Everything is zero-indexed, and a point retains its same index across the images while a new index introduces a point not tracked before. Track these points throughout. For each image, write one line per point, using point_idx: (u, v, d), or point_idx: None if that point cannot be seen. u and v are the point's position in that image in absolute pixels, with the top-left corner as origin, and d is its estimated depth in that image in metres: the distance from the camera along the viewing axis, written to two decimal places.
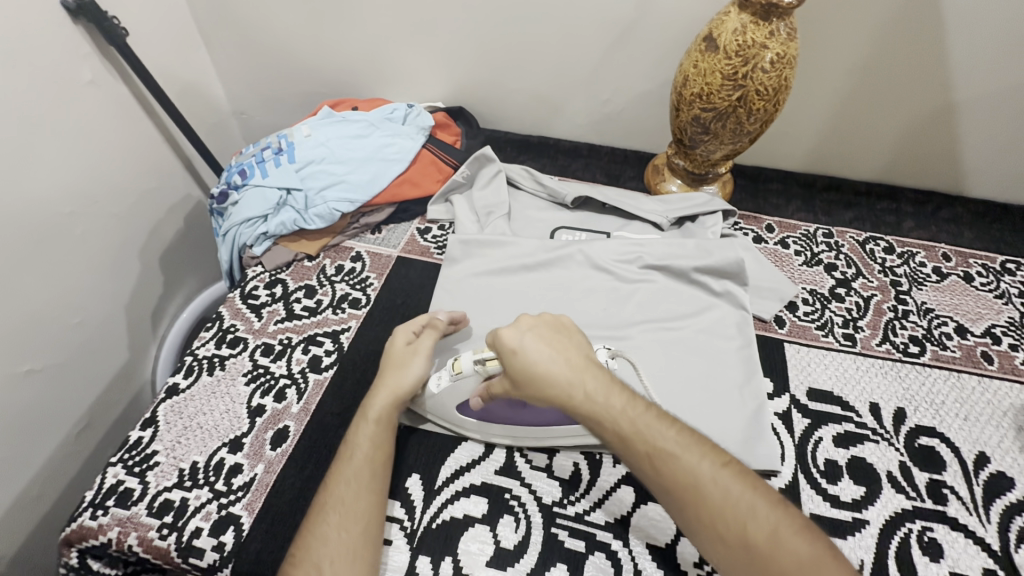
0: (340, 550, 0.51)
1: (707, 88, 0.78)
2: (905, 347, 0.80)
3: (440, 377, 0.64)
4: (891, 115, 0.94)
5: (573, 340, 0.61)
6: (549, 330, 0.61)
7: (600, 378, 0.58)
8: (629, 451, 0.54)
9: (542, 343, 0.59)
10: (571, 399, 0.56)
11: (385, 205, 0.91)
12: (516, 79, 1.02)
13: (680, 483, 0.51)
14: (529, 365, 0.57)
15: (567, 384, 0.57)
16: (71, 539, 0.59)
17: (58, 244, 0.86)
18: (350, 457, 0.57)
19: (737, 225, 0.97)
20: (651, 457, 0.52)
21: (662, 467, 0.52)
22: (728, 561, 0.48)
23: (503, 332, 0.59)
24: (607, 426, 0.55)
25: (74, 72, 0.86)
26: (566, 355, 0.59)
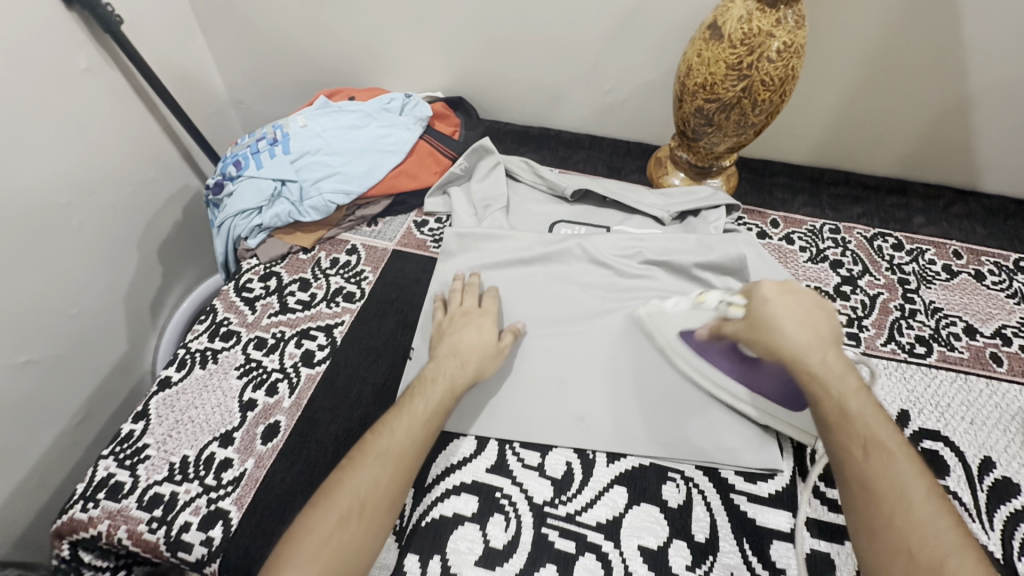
0: (382, 494, 0.53)
1: (710, 79, 0.75)
2: (911, 347, 0.78)
3: (679, 301, 0.71)
4: (904, 106, 0.91)
5: (832, 322, 0.57)
6: (816, 301, 0.58)
7: (841, 361, 0.53)
8: (836, 433, 0.49)
9: (801, 310, 0.56)
10: (803, 358, 0.53)
11: (381, 198, 0.90)
12: (516, 69, 1.00)
13: (881, 486, 0.45)
14: (777, 317, 0.56)
15: (805, 349, 0.53)
16: (62, 531, 0.59)
17: (55, 235, 0.86)
18: (414, 408, 0.59)
19: (741, 220, 0.94)
20: (866, 449, 0.47)
21: (871, 463, 0.46)
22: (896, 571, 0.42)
23: (766, 284, 0.59)
24: (822, 399, 0.51)
25: (68, 60, 0.85)
26: (819, 325, 0.55)
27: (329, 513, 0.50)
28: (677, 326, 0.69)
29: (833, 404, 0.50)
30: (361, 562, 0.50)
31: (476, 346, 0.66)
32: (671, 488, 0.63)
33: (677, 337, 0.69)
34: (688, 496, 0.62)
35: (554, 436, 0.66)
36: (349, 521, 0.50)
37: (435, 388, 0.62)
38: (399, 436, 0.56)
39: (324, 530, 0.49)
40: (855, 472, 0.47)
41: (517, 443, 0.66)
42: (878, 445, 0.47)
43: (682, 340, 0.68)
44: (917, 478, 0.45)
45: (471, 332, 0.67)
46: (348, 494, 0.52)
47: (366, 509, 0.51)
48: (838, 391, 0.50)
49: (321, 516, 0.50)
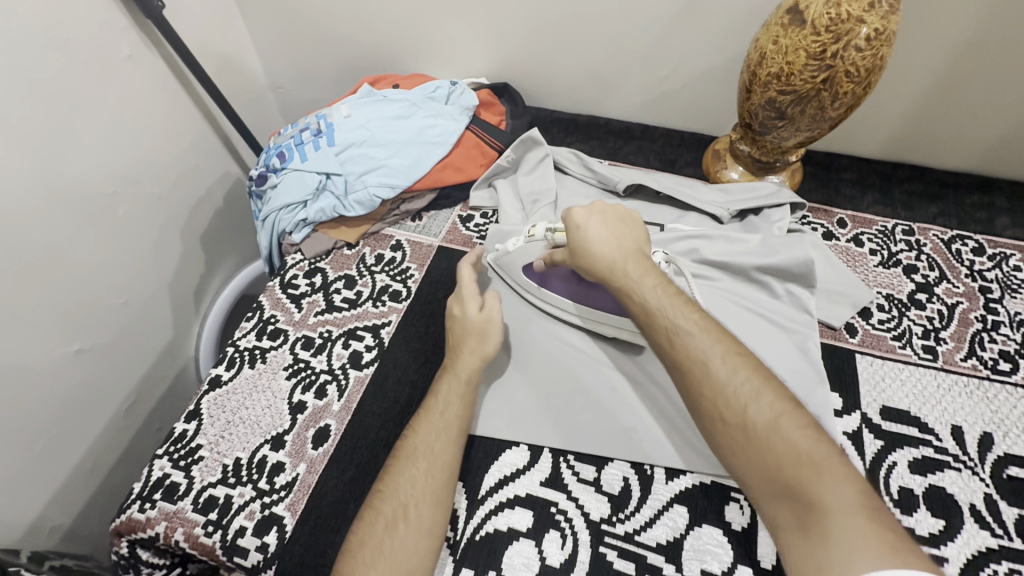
0: (425, 493, 0.52)
1: (787, 68, 0.69)
2: (994, 363, 0.72)
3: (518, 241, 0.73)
4: (994, 96, 0.82)
5: (636, 231, 0.64)
6: (620, 219, 0.65)
7: (642, 265, 0.60)
8: (650, 332, 0.56)
9: (606, 229, 0.63)
10: (611, 269, 0.60)
11: (426, 191, 0.87)
12: (568, 54, 0.94)
13: (688, 367, 0.51)
14: (587, 242, 0.63)
15: (612, 263, 0.61)
16: (122, 529, 0.59)
17: (103, 226, 0.86)
18: (436, 408, 0.58)
19: (805, 219, 0.88)
20: (670, 340, 0.53)
21: (676, 350, 0.52)
22: (721, 435, 0.47)
23: (572, 210, 0.66)
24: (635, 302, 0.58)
25: (112, 47, 0.83)
26: (620, 238, 0.63)
27: (375, 521, 0.51)
28: (518, 261, 0.73)
29: (637, 305, 0.57)
30: (419, 566, 0.49)
31: (467, 329, 0.64)
32: (734, 510, 0.59)
33: (520, 272, 0.73)
34: (753, 519, 0.59)
35: (611, 449, 0.63)
36: (395, 525, 0.50)
37: (454, 383, 0.61)
38: (426, 437, 0.56)
39: (373, 538, 0.50)
40: (671, 364, 0.53)
41: (571, 456, 0.64)
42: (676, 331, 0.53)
43: (524, 275, 0.73)
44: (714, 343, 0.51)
45: (457, 320, 0.66)
46: (391, 500, 0.52)
47: (410, 510, 0.51)
48: (642, 292, 0.57)
49: (369, 524, 0.51)
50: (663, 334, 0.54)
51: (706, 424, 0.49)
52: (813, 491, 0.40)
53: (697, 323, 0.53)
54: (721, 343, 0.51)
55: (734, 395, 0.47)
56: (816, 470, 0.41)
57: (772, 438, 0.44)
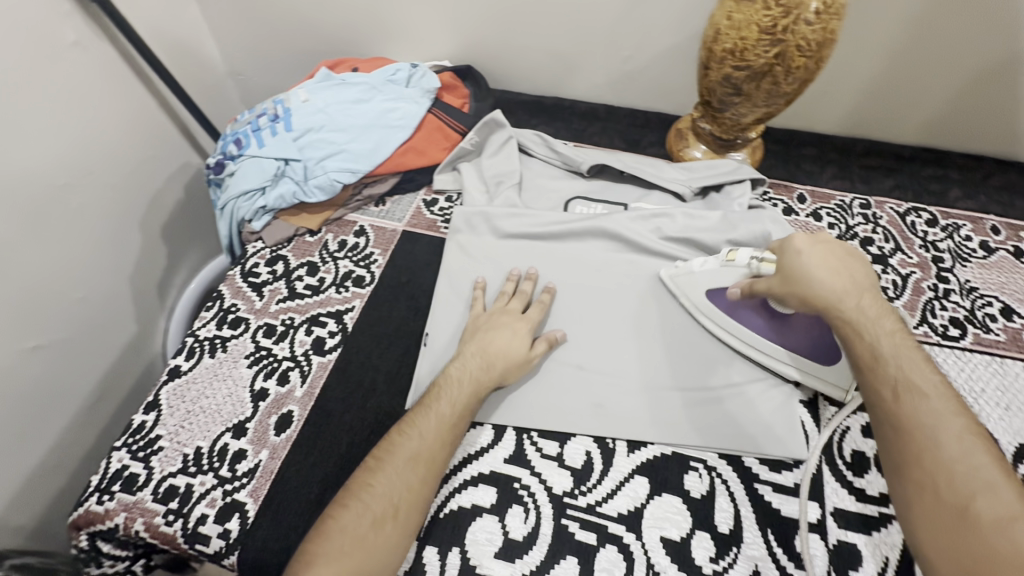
0: (414, 496, 0.52)
1: (741, 44, 0.69)
2: (945, 329, 0.74)
3: (706, 261, 0.70)
4: (945, 70, 0.84)
5: (863, 271, 0.56)
6: (846, 253, 0.57)
7: (882, 311, 0.53)
8: (870, 380, 0.51)
9: (834, 260, 0.56)
10: (838, 302, 0.54)
11: (389, 175, 0.86)
12: (529, 35, 0.94)
13: (909, 426, 0.47)
14: (807, 271, 0.56)
15: (840, 299, 0.54)
16: (80, 522, 0.59)
17: (55, 219, 0.84)
18: (440, 407, 0.58)
19: (766, 195, 0.90)
20: (897, 394, 0.49)
21: (902, 403, 0.48)
22: (919, 495, 0.45)
23: (793, 236, 0.59)
24: (857, 346, 0.52)
25: (56, 33, 0.81)
26: (848, 272, 0.55)
27: (363, 515, 0.50)
28: (705, 284, 0.69)
29: (866, 349, 0.52)
30: (391, 564, 0.50)
31: (508, 354, 0.63)
32: (693, 478, 0.61)
33: (703, 296, 0.68)
34: (711, 486, 0.60)
35: (574, 424, 0.64)
36: (385, 522, 0.50)
37: (462, 388, 0.60)
38: (427, 438, 0.56)
39: (357, 530, 0.49)
40: (887, 416, 0.49)
41: (535, 433, 0.64)
42: (913, 389, 0.48)
43: (711, 299, 0.68)
44: (950, 412, 0.47)
45: (504, 335, 0.64)
46: (380, 496, 0.52)
47: (401, 510, 0.51)
48: (871, 340, 0.52)
49: (355, 517, 0.50)
50: (889, 384, 0.49)
51: (912, 488, 0.45)
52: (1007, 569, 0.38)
53: (941, 395, 0.48)
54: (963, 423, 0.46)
55: (955, 466, 0.44)
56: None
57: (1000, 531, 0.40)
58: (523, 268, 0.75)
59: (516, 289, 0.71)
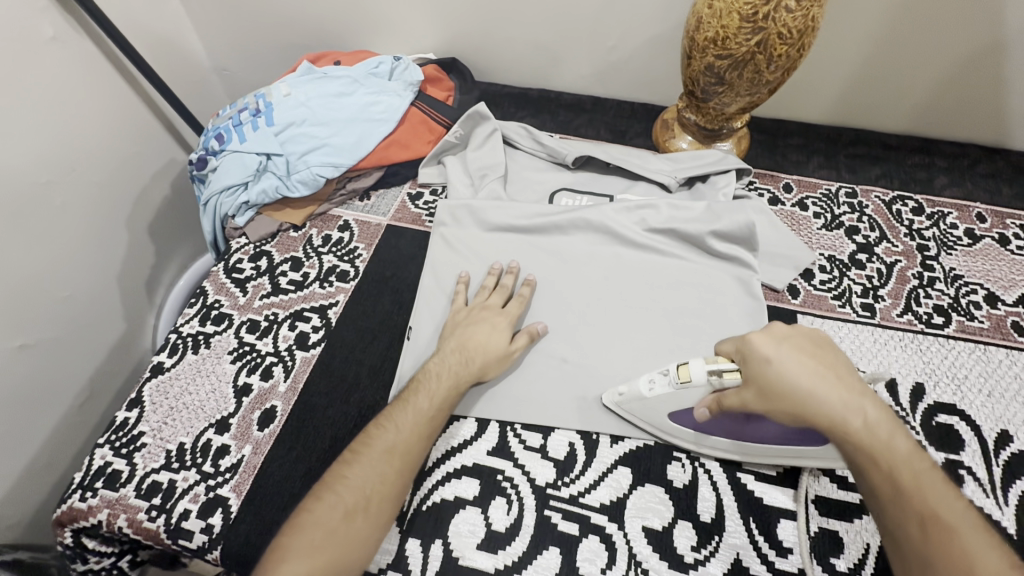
0: (388, 491, 0.53)
1: (722, 32, 0.69)
2: (929, 317, 0.74)
3: (654, 381, 0.59)
4: (930, 56, 0.84)
5: (841, 362, 0.49)
6: (816, 346, 0.50)
7: (885, 417, 0.46)
8: (891, 510, 0.43)
9: (810, 361, 0.48)
10: (841, 421, 0.45)
11: (372, 169, 0.85)
12: (512, 27, 0.93)
13: (962, 572, 0.39)
14: (789, 379, 0.47)
15: (841, 410, 0.45)
16: (63, 520, 0.59)
17: (37, 217, 0.83)
18: (419, 403, 0.58)
19: (752, 185, 0.90)
20: (925, 528, 0.41)
21: (942, 540, 0.41)
22: None
23: (755, 336, 0.50)
24: (871, 466, 0.44)
25: (33, 29, 0.80)
26: (832, 371, 0.48)
27: (335, 506, 0.51)
28: (662, 409, 0.59)
29: (883, 475, 0.44)
30: (360, 558, 0.50)
31: (487, 350, 0.63)
32: (676, 468, 0.61)
33: (667, 418, 0.60)
34: (694, 476, 0.60)
35: (557, 417, 0.65)
36: (356, 514, 0.50)
37: (440, 384, 0.60)
38: (403, 431, 0.56)
39: (330, 522, 0.50)
40: (918, 557, 0.41)
41: (518, 425, 0.65)
42: (937, 518, 0.42)
43: (676, 423, 0.59)
44: (988, 545, 0.40)
45: (483, 330, 0.64)
46: (353, 489, 0.52)
47: (373, 503, 0.52)
48: (884, 460, 0.44)
49: (327, 508, 0.50)
50: (914, 515, 0.42)
51: None
52: None
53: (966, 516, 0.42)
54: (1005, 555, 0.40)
55: None
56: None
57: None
58: (505, 261, 0.75)
59: (496, 283, 0.71)
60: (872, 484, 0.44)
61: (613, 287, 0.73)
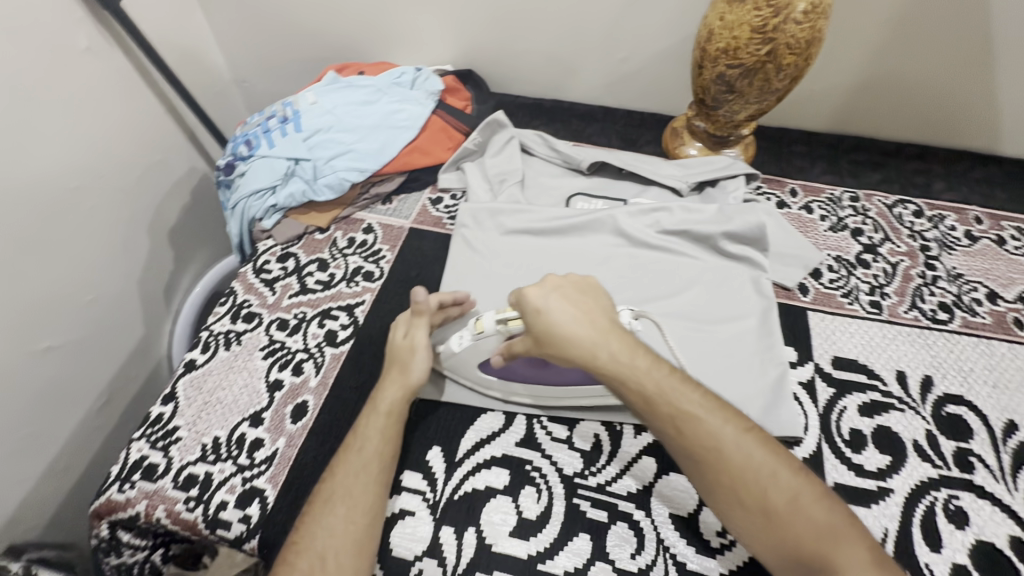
0: (342, 543, 0.51)
1: (733, 43, 0.73)
2: (934, 313, 0.77)
3: (460, 336, 0.63)
4: (926, 68, 0.89)
5: (601, 300, 0.59)
6: (577, 291, 0.59)
7: (628, 346, 0.56)
8: (653, 419, 0.53)
9: (571, 306, 0.57)
10: (595, 356, 0.55)
11: (396, 174, 0.88)
12: (529, 40, 0.97)
13: (704, 453, 0.51)
14: (555, 330, 0.56)
15: (592, 344, 0.55)
16: (101, 512, 0.60)
17: (67, 221, 0.85)
18: (358, 445, 0.57)
19: (760, 190, 0.93)
20: (678, 428, 0.52)
21: (688, 434, 0.51)
22: (743, 513, 0.49)
23: (529, 291, 0.58)
24: (629, 389, 0.54)
25: (69, 40, 0.83)
26: (588, 313, 0.58)
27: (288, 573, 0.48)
28: (472, 361, 0.65)
29: (637, 393, 0.54)
30: None
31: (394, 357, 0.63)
32: None
33: (477, 371, 0.65)
34: None
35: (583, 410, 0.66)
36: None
37: (376, 420, 0.58)
38: (345, 477, 0.54)
39: None
40: (682, 451, 0.52)
41: (544, 417, 0.66)
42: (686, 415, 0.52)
43: (483, 373, 0.65)
44: (723, 423, 0.52)
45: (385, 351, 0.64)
46: (306, 549, 0.50)
47: (327, 558, 0.50)
48: (632, 378, 0.54)
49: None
50: (671, 421, 0.52)
51: (734, 509, 0.49)
52: (831, 556, 0.45)
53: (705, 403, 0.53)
54: (733, 425, 0.52)
55: (756, 477, 0.49)
56: (832, 534, 0.47)
57: (797, 516, 0.47)
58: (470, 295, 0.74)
59: None
60: (631, 402, 0.55)
61: (632, 284, 0.76)
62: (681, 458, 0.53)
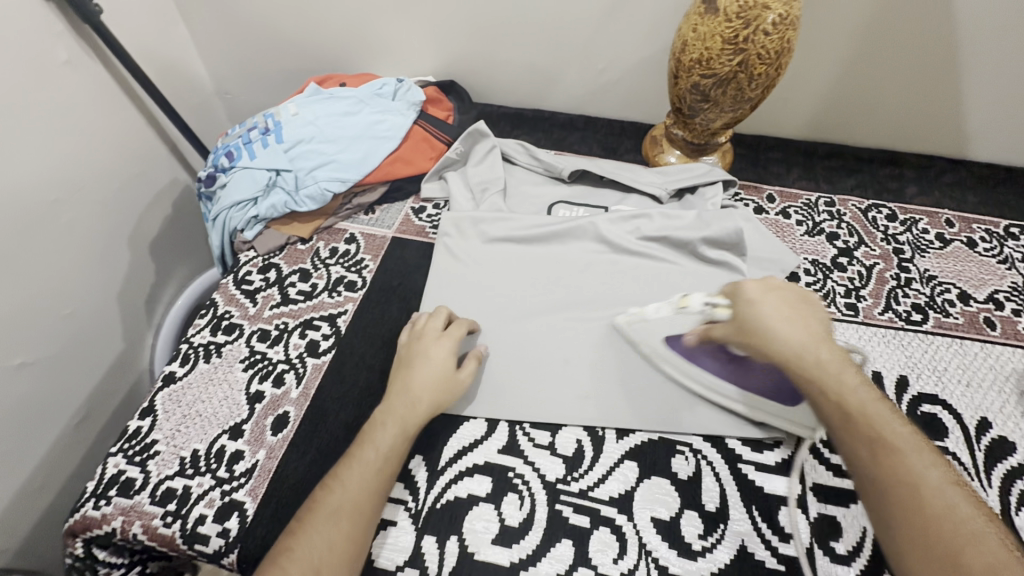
0: (339, 555, 0.50)
1: (706, 54, 0.74)
2: (908, 315, 0.79)
3: (661, 307, 0.70)
4: (895, 76, 0.91)
5: (821, 318, 0.55)
6: (802, 302, 0.56)
7: (845, 364, 0.50)
8: (841, 432, 0.47)
9: (785, 310, 0.55)
10: (797, 355, 0.51)
11: (378, 184, 0.89)
12: (510, 50, 0.99)
13: (891, 476, 0.43)
14: (760, 323, 0.54)
15: (798, 347, 0.52)
16: (76, 529, 0.59)
17: (44, 234, 0.84)
18: (366, 456, 0.56)
19: (738, 196, 0.95)
20: (874, 450, 0.44)
21: (876, 452, 0.44)
22: (921, 560, 0.39)
23: (747, 284, 0.58)
24: (823, 394, 0.49)
25: (48, 53, 0.83)
26: (806, 323, 0.54)
27: None
28: (661, 332, 0.69)
29: (831, 401, 0.48)
30: None
31: (411, 381, 0.62)
32: (680, 461, 0.63)
33: (661, 344, 0.69)
34: (697, 468, 0.63)
35: (565, 415, 0.66)
36: None
37: (386, 433, 0.58)
38: (351, 488, 0.54)
39: None
40: (863, 470, 0.45)
41: (527, 423, 0.67)
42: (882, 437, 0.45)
43: (670, 347, 0.68)
44: (931, 464, 0.43)
45: (422, 364, 0.63)
46: (300, 559, 0.48)
47: (323, 570, 0.48)
48: (832, 388, 0.49)
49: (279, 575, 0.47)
50: (862, 436, 0.46)
51: (911, 553, 0.40)
52: None
53: (912, 438, 0.45)
54: (942, 471, 0.42)
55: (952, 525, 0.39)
56: None
57: None
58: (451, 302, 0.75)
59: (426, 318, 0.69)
60: (821, 409, 0.49)
61: (613, 290, 0.77)
62: (862, 482, 0.45)
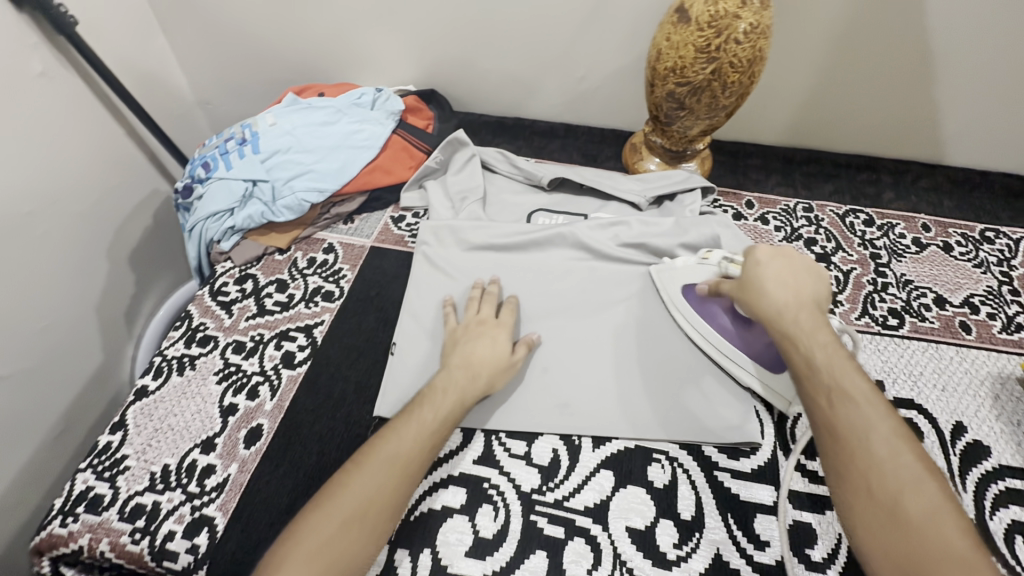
0: (384, 501, 0.50)
1: (680, 63, 0.75)
2: (884, 320, 0.80)
3: (688, 259, 0.74)
4: (870, 82, 0.92)
5: (815, 283, 0.56)
6: (802, 267, 0.57)
7: (820, 321, 0.52)
8: (805, 386, 0.49)
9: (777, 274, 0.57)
10: (778, 316, 0.54)
11: (356, 194, 0.89)
12: (490, 60, 0.99)
13: (843, 429, 0.45)
14: (761, 283, 0.57)
15: (783, 307, 0.54)
16: (42, 548, 0.58)
17: (19, 247, 0.83)
18: (424, 415, 0.56)
19: (717, 203, 0.95)
20: (830, 402, 0.47)
21: (832, 406, 0.47)
22: (863, 507, 0.42)
23: (759, 248, 0.60)
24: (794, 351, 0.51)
25: (22, 65, 0.82)
26: (795, 286, 0.56)
27: (331, 517, 0.47)
28: (682, 279, 0.72)
29: (801, 358, 0.51)
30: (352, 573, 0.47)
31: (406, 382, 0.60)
32: (656, 469, 0.63)
33: (679, 291, 0.72)
34: (673, 476, 0.63)
35: (541, 424, 0.66)
36: (350, 526, 0.47)
37: (446, 397, 0.58)
38: (405, 442, 0.53)
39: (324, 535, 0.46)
40: (819, 422, 0.47)
41: (503, 433, 0.66)
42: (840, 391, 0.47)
43: (683, 293, 0.71)
44: (882, 416, 0.45)
45: (484, 344, 0.64)
46: (352, 498, 0.49)
47: (370, 512, 0.49)
48: (804, 344, 0.51)
49: (324, 518, 0.47)
50: (821, 389, 0.48)
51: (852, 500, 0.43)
52: None
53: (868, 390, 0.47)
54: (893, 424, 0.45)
55: (892, 477, 0.42)
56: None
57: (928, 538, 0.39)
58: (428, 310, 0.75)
59: (478, 299, 0.71)
60: (791, 364, 0.51)
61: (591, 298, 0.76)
62: (816, 432, 0.48)
